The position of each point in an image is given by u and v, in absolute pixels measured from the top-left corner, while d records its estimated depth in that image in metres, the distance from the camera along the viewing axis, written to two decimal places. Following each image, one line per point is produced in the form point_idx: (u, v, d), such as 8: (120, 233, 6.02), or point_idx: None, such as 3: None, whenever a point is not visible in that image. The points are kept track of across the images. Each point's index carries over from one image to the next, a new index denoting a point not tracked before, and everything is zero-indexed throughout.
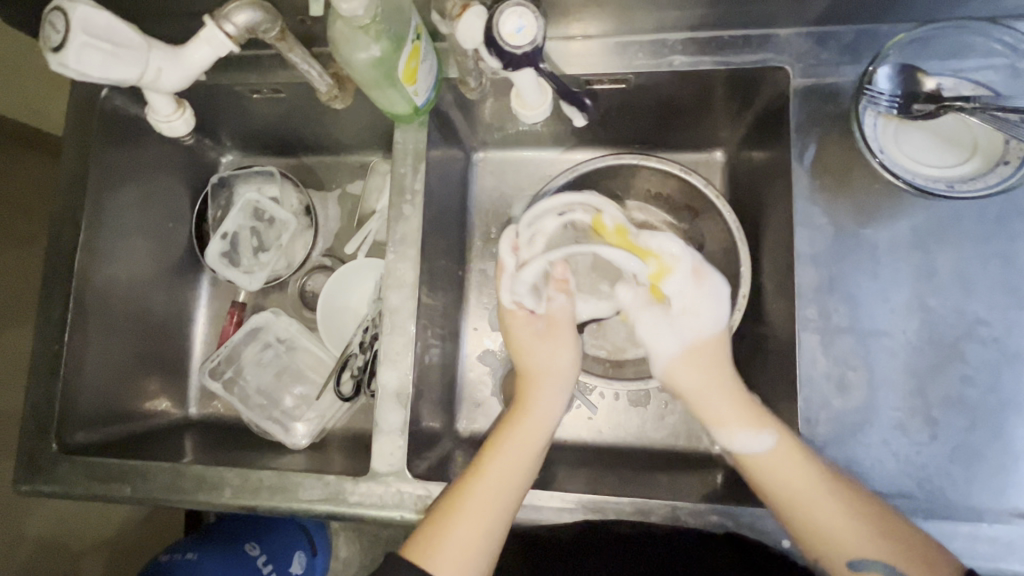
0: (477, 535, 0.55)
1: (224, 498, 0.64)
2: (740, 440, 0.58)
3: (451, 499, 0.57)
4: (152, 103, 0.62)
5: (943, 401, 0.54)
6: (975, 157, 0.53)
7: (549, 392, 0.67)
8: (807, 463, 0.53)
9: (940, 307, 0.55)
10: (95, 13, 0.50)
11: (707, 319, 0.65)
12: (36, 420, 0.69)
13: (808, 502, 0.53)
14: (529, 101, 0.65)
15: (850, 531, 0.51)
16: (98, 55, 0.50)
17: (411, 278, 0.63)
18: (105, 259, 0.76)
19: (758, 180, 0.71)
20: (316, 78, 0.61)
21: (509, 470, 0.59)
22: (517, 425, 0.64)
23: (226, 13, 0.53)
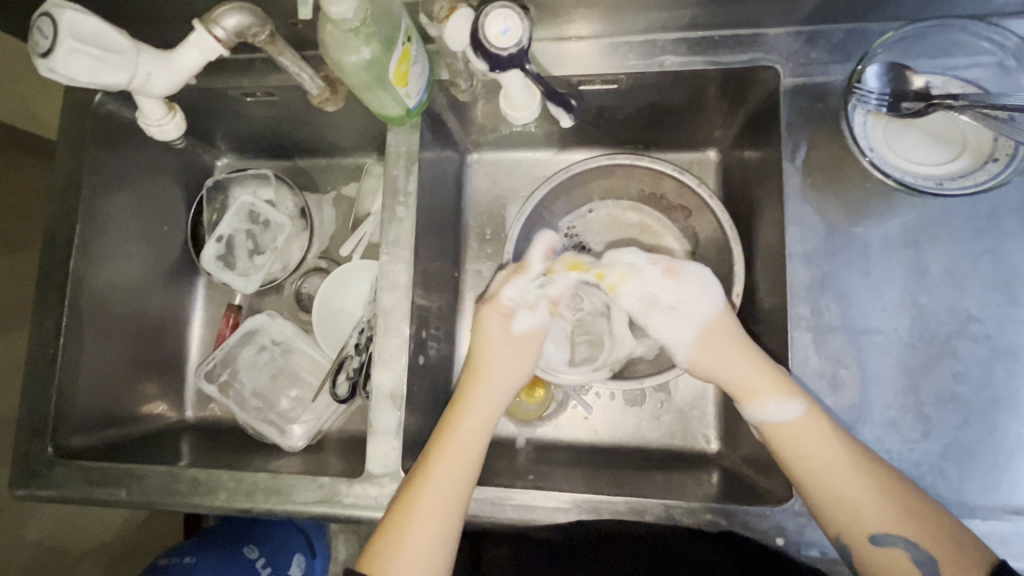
0: (430, 540, 0.55)
1: (219, 501, 0.64)
2: (770, 411, 0.55)
3: (400, 508, 0.56)
4: (143, 107, 0.63)
5: (935, 399, 0.54)
6: (965, 154, 0.53)
7: (491, 388, 0.64)
8: (832, 437, 0.52)
9: (932, 304, 0.55)
10: (84, 18, 0.50)
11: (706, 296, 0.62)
12: (32, 424, 0.69)
13: (837, 475, 0.52)
14: (517, 102, 0.65)
15: (874, 508, 0.51)
16: (87, 60, 0.50)
17: (404, 280, 0.63)
18: (100, 264, 0.76)
19: (750, 179, 0.71)
20: (307, 80, 0.61)
21: (453, 472, 0.58)
22: (457, 421, 0.62)
23: (215, 17, 0.53)
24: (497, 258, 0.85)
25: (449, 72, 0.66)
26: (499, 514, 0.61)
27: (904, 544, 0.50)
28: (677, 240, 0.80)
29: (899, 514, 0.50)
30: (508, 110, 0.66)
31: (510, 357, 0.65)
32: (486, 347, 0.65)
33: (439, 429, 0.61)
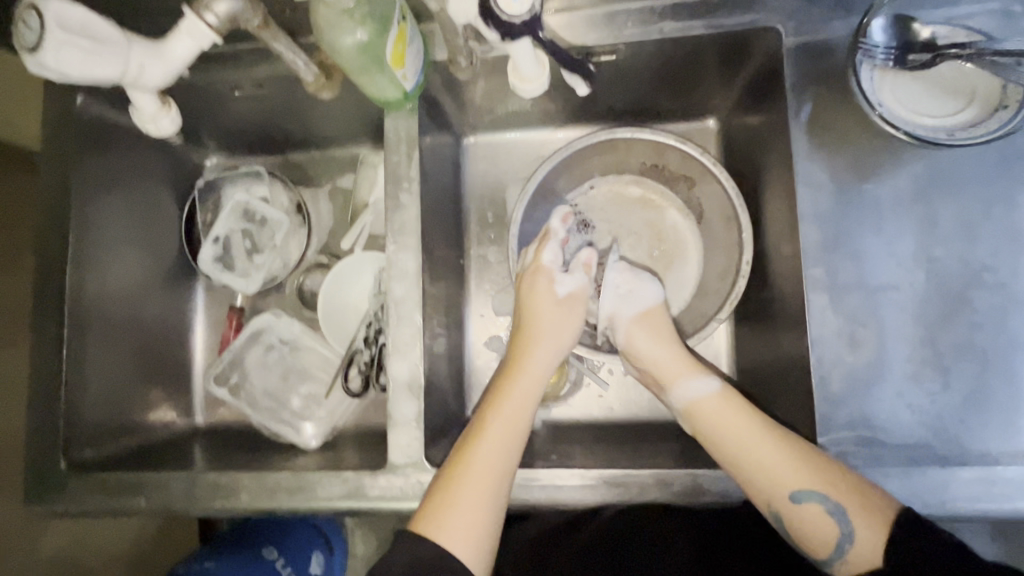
0: (479, 509, 0.57)
1: (241, 504, 0.63)
2: (692, 392, 0.65)
3: (447, 482, 0.58)
4: (136, 102, 0.60)
5: (953, 349, 0.54)
6: (974, 104, 0.52)
7: (544, 354, 0.69)
8: (748, 411, 0.60)
9: (947, 256, 0.55)
10: (69, 7, 0.47)
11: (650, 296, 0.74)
12: (41, 440, 0.68)
13: (752, 446, 0.57)
14: (525, 73, 0.63)
15: (784, 466, 0.55)
16: (77, 52, 0.48)
17: (414, 268, 0.62)
18: (95, 272, 0.74)
19: (753, 145, 0.71)
20: (303, 67, 0.58)
21: (506, 434, 0.61)
22: (512, 393, 0.65)
23: (205, 2, 0.51)
24: (501, 241, 0.85)
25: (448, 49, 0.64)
26: (523, 494, 0.61)
27: (818, 496, 0.53)
28: (681, 213, 0.81)
29: (810, 472, 0.54)
30: (518, 82, 0.64)
31: (553, 317, 0.71)
32: (536, 313, 0.71)
33: (488, 403, 0.65)
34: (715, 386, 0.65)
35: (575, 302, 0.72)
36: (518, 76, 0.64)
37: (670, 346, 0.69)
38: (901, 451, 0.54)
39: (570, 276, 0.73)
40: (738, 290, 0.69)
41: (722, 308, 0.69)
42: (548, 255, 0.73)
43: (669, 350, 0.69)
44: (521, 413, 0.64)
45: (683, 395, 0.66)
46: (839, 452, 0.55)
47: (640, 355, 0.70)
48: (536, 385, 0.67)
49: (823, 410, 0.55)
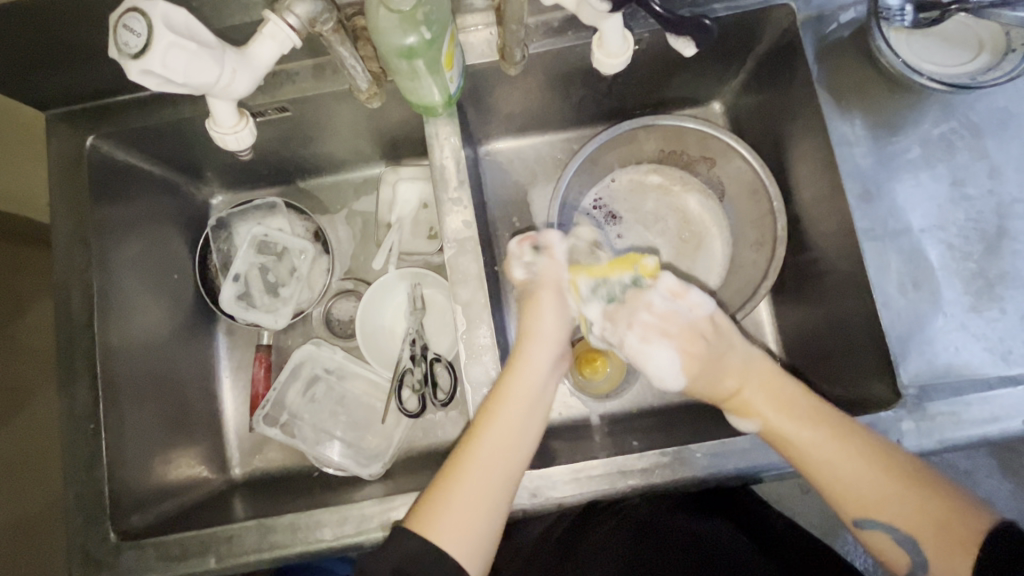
0: (476, 508, 0.53)
1: (324, 542, 0.59)
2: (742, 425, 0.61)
3: (440, 481, 0.55)
4: (215, 112, 0.56)
5: (1002, 277, 0.58)
6: (984, 51, 0.59)
7: (540, 352, 0.63)
8: (812, 423, 0.56)
9: (977, 192, 0.60)
10: (174, 10, 0.47)
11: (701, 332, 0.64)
12: (86, 511, 0.62)
13: (827, 466, 0.54)
14: (611, 46, 0.59)
15: (866, 494, 0.52)
16: (184, 55, 0.47)
17: (476, 270, 0.61)
18: (120, 323, 0.69)
19: (768, 119, 0.74)
20: (359, 74, 0.59)
21: (508, 429, 0.57)
22: (512, 386, 0.59)
23: (287, 3, 0.50)
24: None
25: (503, 43, 0.63)
26: (620, 484, 0.59)
27: (890, 529, 0.51)
28: (703, 194, 0.83)
29: (888, 504, 0.51)
30: (605, 58, 0.60)
31: (544, 309, 0.65)
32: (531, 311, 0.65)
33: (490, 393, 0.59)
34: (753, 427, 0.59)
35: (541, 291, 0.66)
36: (607, 50, 0.59)
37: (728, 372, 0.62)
38: (977, 379, 0.56)
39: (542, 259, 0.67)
40: (778, 258, 0.71)
41: (767, 275, 0.71)
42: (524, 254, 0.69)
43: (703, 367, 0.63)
44: (525, 411, 0.58)
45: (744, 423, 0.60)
46: (920, 388, 0.56)
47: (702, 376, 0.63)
48: (538, 381, 0.61)
49: (898, 350, 0.57)
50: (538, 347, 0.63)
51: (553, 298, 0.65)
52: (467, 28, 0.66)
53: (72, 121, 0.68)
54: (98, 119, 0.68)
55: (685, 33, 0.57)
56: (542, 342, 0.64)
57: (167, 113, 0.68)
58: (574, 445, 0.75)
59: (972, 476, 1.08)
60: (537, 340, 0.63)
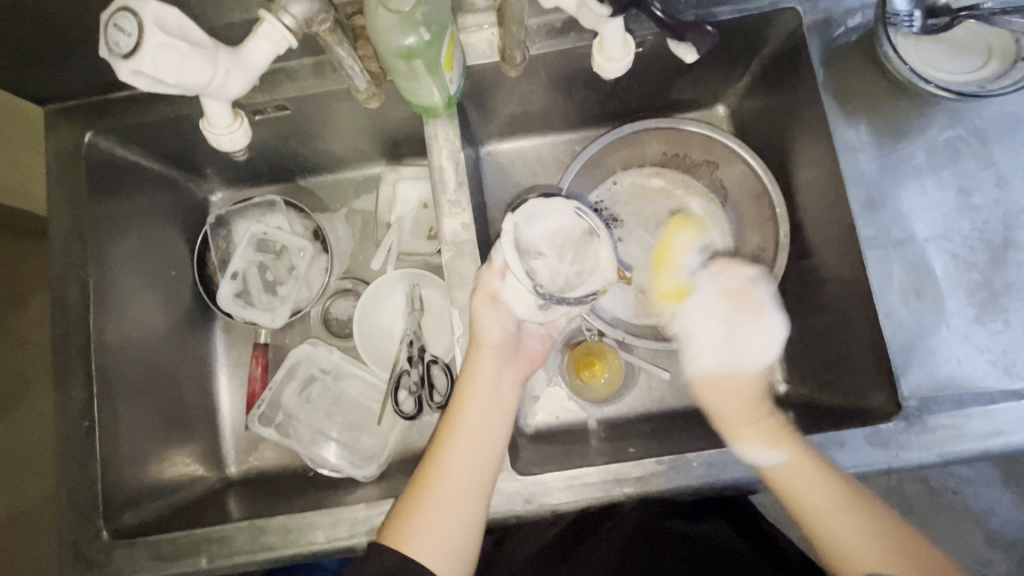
0: (441, 521, 0.55)
1: (316, 545, 0.58)
2: (760, 456, 0.58)
3: (411, 493, 0.57)
4: (209, 114, 0.56)
5: (1007, 288, 0.57)
6: (993, 59, 0.58)
7: (490, 362, 0.61)
8: (823, 476, 0.56)
9: (983, 202, 0.59)
10: (166, 10, 0.46)
11: (767, 334, 0.64)
12: (79, 509, 0.62)
13: (828, 520, 0.57)
14: (613, 52, 0.59)
15: (863, 551, 0.55)
16: (175, 55, 0.46)
17: (473, 273, 0.60)
18: (116, 321, 0.69)
19: (773, 123, 0.73)
20: (357, 74, 0.58)
21: (465, 443, 0.58)
22: (464, 399, 0.59)
23: (283, 3, 0.50)
24: None
25: (502, 44, 0.62)
26: (614, 491, 0.58)
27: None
28: (705, 198, 0.82)
29: (876, 554, 0.55)
30: (605, 63, 0.60)
31: (486, 320, 0.59)
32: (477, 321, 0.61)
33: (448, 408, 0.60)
34: (777, 461, 0.58)
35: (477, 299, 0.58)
36: (608, 55, 0.59)
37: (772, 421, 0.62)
38: (979, 392, 0.55)
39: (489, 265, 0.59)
40: (780, 265, 0.70)
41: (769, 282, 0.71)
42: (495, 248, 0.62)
43: (739, 404, 0.63)
44: (480, 425, 0.59)
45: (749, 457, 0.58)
46: (921, 400, 0.56)
47: (721, 389, 0.64)
48: (489, 389, 0.60)
49: (899, 362, 0.56)
50: (486, 356, 0.60)
51: (489, 305, 0.58)
52: (468, 27, 0.65)
53: (70, 118, 0.68)
54: (97, 114, 0.68)
55: (688, 40, 0.56)
56: (490, 350, 0.60)
57: (165, 109, 0.67)
58: (571, 449, 0.74)
59: (972, 485, 1.07)
60: (482, 348, 0.60)
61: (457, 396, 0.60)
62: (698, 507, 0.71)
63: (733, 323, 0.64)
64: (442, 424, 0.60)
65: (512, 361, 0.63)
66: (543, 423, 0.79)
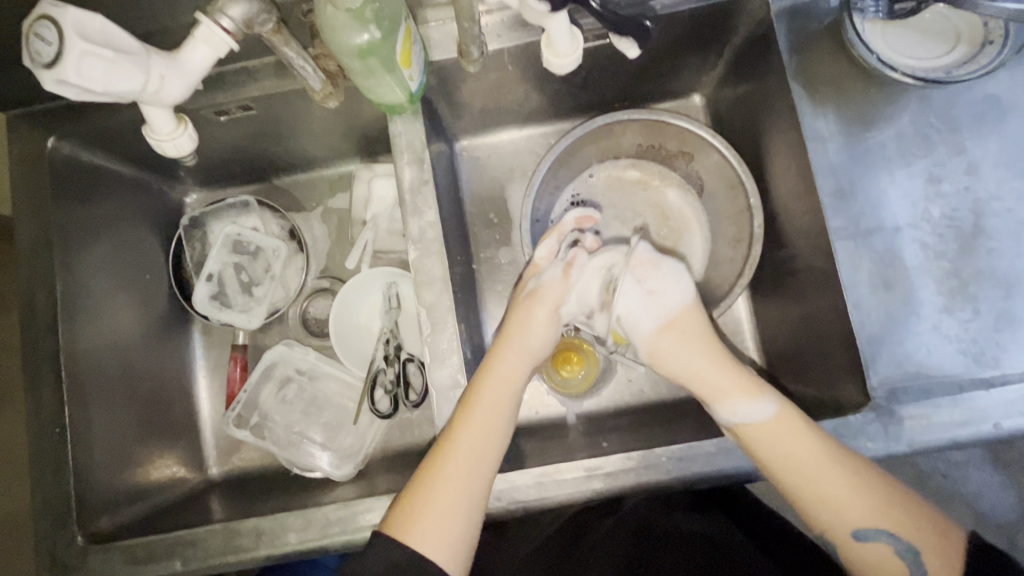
0: (451, 516, 0.53)
1: (289, 547, 0.59)
2: (741, 412, 0.58)
3: (418, 488, 0.54)
4: (150, 120, 0.56)
5: (976, 277, 0.56)
6: (961, 44, 0.58)
7: (511, 357, 0.63)
8: (802, 429, 0.55)
9: (954, 189, 0.58)
10: (89, 17, 0.46)
11: (671, 295, 0.66)
12: (53, 513, 0.62)
13: (817, 473, 0.53)
14: (560, 47, 0.58)
15: (851, 511, 0.52)
16: (100, 63, 0.46)
17: (441, 272, 0.60)
18: (87, 325, 0.69)
19: (746, 113, 0.73)
20: (311, 74, 0.58)
21: (482, 434, 0.56)
22: (483, 394, 0.59)
23: (220, 6, 0.50)
24: (508, 242, 0.83)
25: (459, 39, 0.61)
26: (585, 487, 0.58)
27: (887, 537, 0.52)
28: (682, 189, 0.81)
29: (869, 507, 0.52)
30: (553, 58, 0.59)
31: (529, 318, 0.65)
32: (521, 316, 0.66)
33: (463, 398, 0.59)
34: (771, 410, 0.56)
35: (537, 298, 0.66)
36: (555, 51, 0.58)
37: (699, 350, 0.63)
38: (947, 382, 0.55)
39: (549, 272, 0.67)
40: (754, 256, 0.70)
41: (743, 274, 0.70)
42: (541, 251, 0.70)
43: (698, 357, 0.62)
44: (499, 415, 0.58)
45: (730, 414, 0.58)
46: (889, 391, 0.55)
47: (672, 365, 0.64)
48: (510, 386, 0.61)
49: (868, 353, 0.56)
50: (513, 354, 0.63)
51: (548, 314, 0.66)
52: (431, 23, 0.65)
53: (34, 123, 0.67)
54: (59, 119, 0.67)
55: (628, 34, 0.57)
56: (516, 350, 0.63)
57: (129, 112, 0.67)
58: (550, 445, 0.74)
59: (963, 469, 1.07)
60: (512, 346, 0.64)
61: (477, 391, 0.59)
62: (696, 502, 0.71)
63: (649, 286, 0.66)
64: (453, 416, 0.58)
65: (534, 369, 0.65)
66: (522, 418, 0.79)
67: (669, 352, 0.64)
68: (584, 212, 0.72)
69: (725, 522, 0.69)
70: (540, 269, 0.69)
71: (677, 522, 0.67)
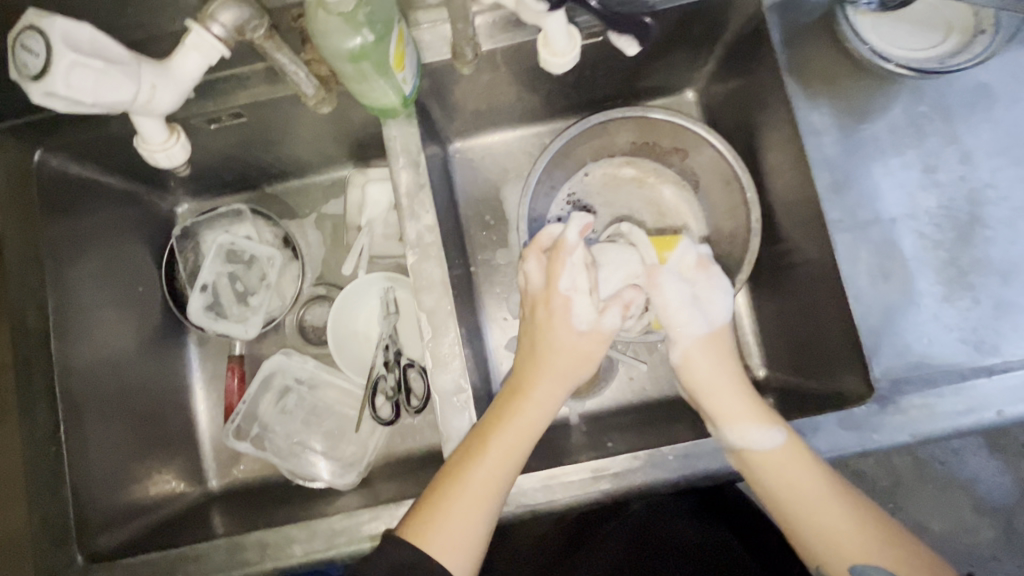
0: (469, 530, 0.52)
1: (295, 559, 0.58)
2: (753, 437, 0.56)
3: (439, 497, 0.54)
4: (142, 130, 0.55)
5: (974, 265, 0.57)
6: (952, 34, 0.59)
7: (553, 384, 0.60)
8: (807, 463, 0.55)
9: (949, 179, 0.58)
10: (76, 27, 0.45)
11: (716, 308, 0.63)
12: (50, 536, 0.61)
13: (812, 504, 0.54)
14: (557, 47, 0.57)
15: (846, 545, 0.52)
16: (90, 73, 0.45)
17: (440, 276, 0.59)
18: (80, 341, 0.67)
19: (739, 108, 0.73)
20: (304, 80, 0.56)
21: (509, 457, 0.55)
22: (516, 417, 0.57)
23: (211, 12, 0.49)
24: (505, 243, 0.83)
25: (451, 41, 0.61)
26: (591, 488, 0.58)
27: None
28: (677, 185, 0.81)
29: (866, 542, 0.52)
30: (552, 58, 0.59)
31: (570, 347, 0.60)
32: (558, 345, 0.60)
33: (494, 417, 0.57)
34: (778, 440, 0.55)
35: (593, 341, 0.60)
36: (553, 50, 0.57)
37: (728, 373, 0.61)
38: (949, 371, 0.55)
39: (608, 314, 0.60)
40: (752, 250, 0.70)
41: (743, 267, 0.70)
42: (565, 280, 0.60)
43: (719, 377, 0.60)
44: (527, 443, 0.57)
45: (741, 438, 0.57)
46: (892, 381, 0.55)
47: (697, 376, 0.61)
48: (541, 411, 0.59)
49: (869, 344, 0.56)
50: (550, 380, 0.59)
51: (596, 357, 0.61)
52: (423, 25, 0.64)
53: (18, 136, 0.65)
54: (45, 131, 0.65)
55: (625, 30, 0.57)
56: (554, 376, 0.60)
57: (116, 124, 0.66)
58: (553, 446, 0.74)
59: (961, 454, 1.08)
60: (548, 372, 0.60)
61: (509, 413, 0.57)
62: (696, 507, 0.70)
63: (698, 292, 0.64)
64: (479, 431, 0.56)
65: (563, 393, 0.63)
66: None
67: (711, 384, 0.60)
68: (585, 220, 0.61)
69: (722, 528, 0.69)
70: (571, 303, 0.60)
71: (682, 530, 0.67)
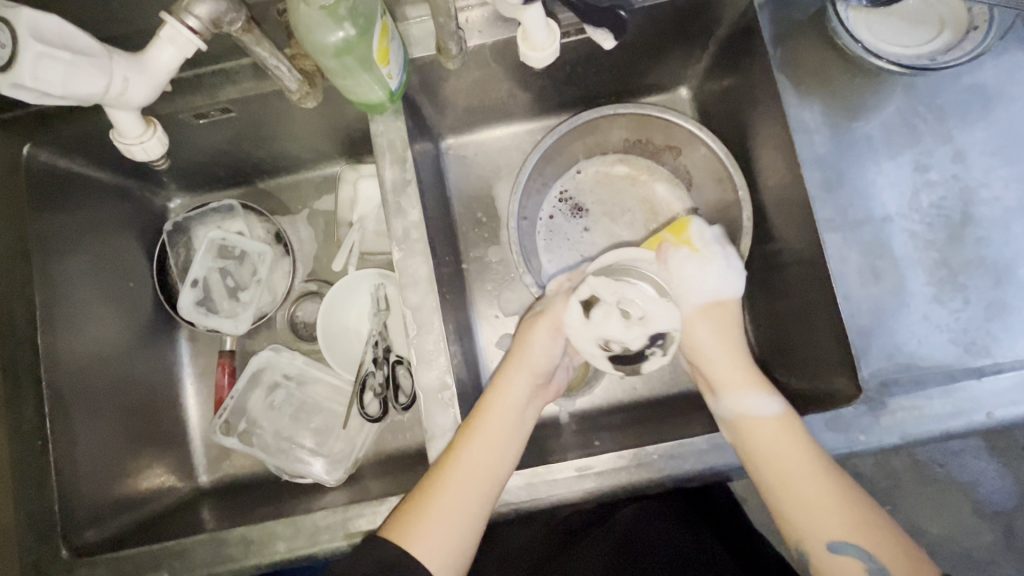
0: (452, 526, 0.52)
1: (278, 555, 0.58)
2: (748, 403, 0.58)
3: (420, 498, 0.54)
4: (118, 124, 0.55)
5: (965, 265, 0.56)
6: (945, 31, 0.58)
7: (525, 379, 0.62)
8: (802, 438, 0.54)
9: (941, 178, 0.58)
10: (44, 18, 0.45)
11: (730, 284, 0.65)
12: (35, 531, 0.61)
13: (798, 480, 0.53)
14: (536, 41, 0.57)
15: (830, 519, 0.52)
16: (57, 64, 0.45)
17: (426, 273, 0.59)
18: (68, 337, 0.67)
19: (732, 105, 0.72)
20: (286, 74, 0.57)
21: (489, 451, 0.56)
22: (491, 411, 0.58)
23: (186, 5, 0.49)
24: (497, 240, 0.82)
25: (438, 37, 0.60)
26: (576, 487, 0.57)
27: (860, 553, 0.51)
28: (670, 183, 0.80)
29: (846, 520, 0.52)
30: (530, 51, 0.58)
31: (544, 346, 0.63)
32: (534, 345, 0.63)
33: (471, 415, 0.58)
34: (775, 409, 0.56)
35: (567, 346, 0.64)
36: (532, 44, 0.57)
37: (731, 346, 0.63)
38: (939, 372, 0.54)
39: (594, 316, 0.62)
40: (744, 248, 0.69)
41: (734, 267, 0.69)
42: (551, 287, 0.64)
43: (720, 347, 0.62)
44: (506, 437, 0.57)
45: (734, 404, 0.59)
46: (881, 382, 0.55)
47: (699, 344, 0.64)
48: (515, 405, 0.60)
49: (858, 345, 0.55)
50: (521, 374, 0.61)
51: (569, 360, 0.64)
52: (411, 20, 0.64)
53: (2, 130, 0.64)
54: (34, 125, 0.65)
55: (598, 23, 0.56)
56: (530, 374, 0.62)
57: (104, 119, 0.66)
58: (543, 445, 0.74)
59: (960, 457, 1.07)
60: (525, 369, 0.62)
61: (484, 409, 0.58)
62: (685, 515, 0.70)
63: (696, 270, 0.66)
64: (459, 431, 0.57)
65: (540, 388, 0.64)
66: None
67: (708, 352, 0.63)
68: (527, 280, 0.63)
69: (710, 535, 0.68)
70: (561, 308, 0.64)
71: (670, 534, 0.66)
